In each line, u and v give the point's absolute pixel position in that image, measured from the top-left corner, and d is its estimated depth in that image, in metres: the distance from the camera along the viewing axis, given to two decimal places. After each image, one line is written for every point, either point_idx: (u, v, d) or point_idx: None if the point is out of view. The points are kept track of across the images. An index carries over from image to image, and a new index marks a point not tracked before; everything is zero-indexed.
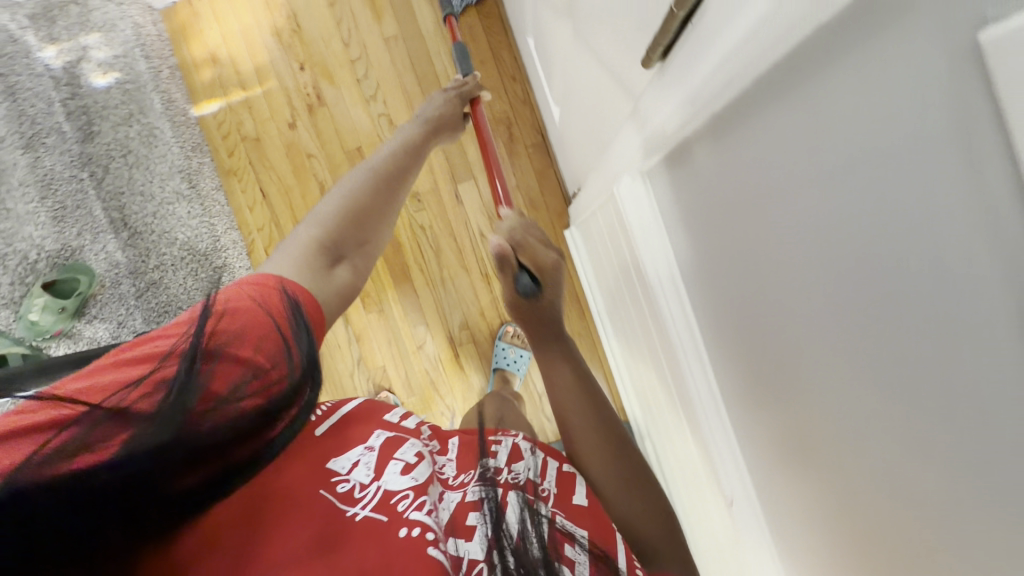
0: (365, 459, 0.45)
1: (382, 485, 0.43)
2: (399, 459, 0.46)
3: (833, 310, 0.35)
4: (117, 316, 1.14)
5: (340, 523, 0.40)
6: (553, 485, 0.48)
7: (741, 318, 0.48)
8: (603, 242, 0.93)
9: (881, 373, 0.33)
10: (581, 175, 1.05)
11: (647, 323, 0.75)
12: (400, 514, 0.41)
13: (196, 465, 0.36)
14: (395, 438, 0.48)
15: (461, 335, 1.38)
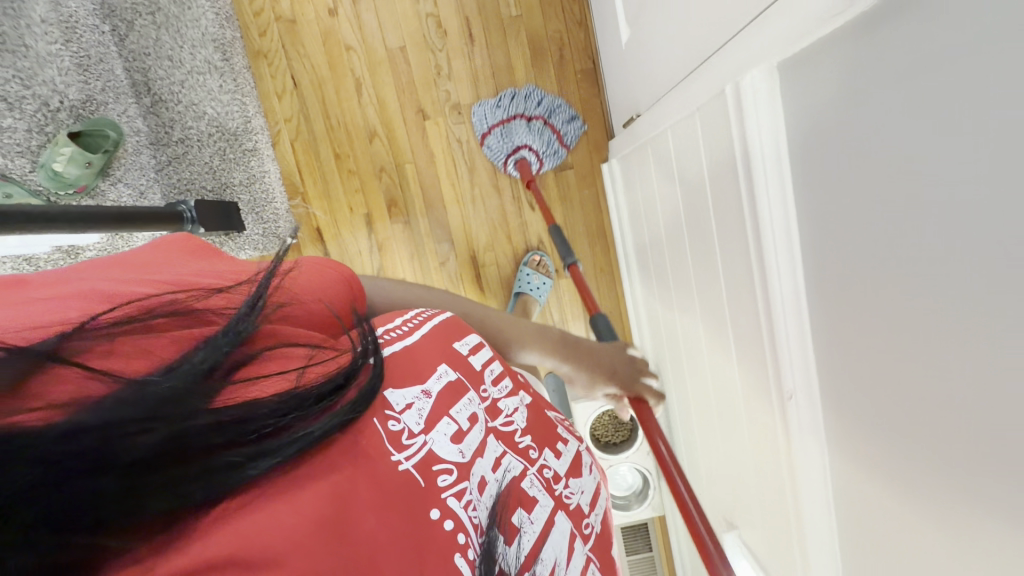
0: (418, 403, 0.47)
1: (429, 442, 0.45)
2: (452, 419, 0.48)
3: (926, 202, 0.38)
4: (139, 186, 1.08)
5: (380, 469, 0.40)
6: (576, 504, 0.55)
7: (831, 224, 0.51)
8: (664, 168, 0.93)
9: (961, 259, 0.36)
10: (641, 100, 1.04)
11: (712, 243, 0.77)
12: (439, 488, 0.43)
13: (250, 426, 0.33)
14: (450, 391, 0.51)
15: (484, 258, 1.39)
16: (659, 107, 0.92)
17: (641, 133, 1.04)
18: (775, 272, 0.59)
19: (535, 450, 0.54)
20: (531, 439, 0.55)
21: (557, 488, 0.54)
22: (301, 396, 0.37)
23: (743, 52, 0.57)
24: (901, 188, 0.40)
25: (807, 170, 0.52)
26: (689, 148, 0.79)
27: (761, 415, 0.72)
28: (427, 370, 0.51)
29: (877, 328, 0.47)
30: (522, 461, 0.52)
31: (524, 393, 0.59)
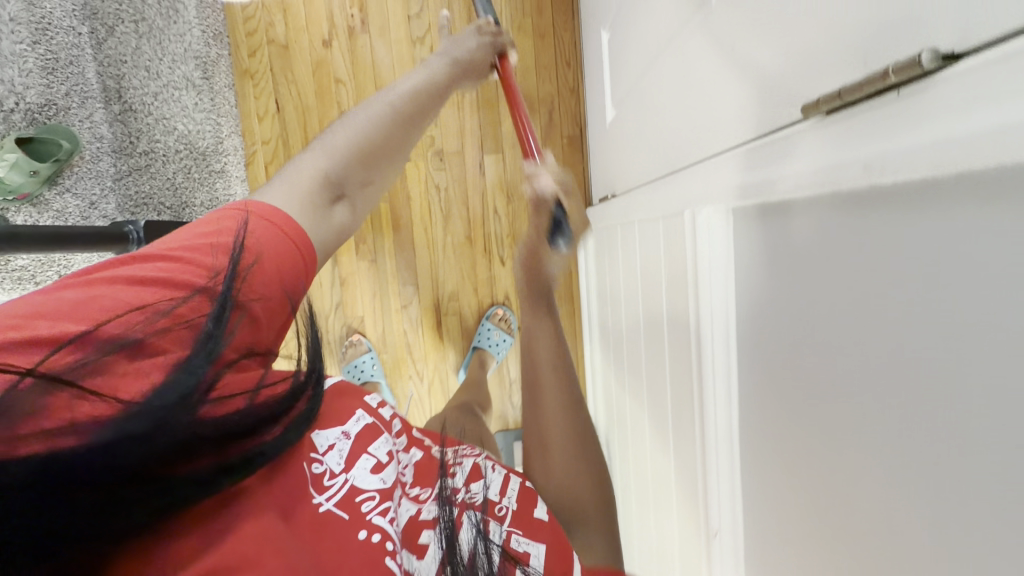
0: (338, 444, 0.45)
1: (350, 479, 0.43)
2: (372, 454, 0.46)
3: (860, 400, 0.37)
4: (91, 195, 1.01)
5: (303, 506, 0.39)
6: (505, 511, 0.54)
7: (768, 379, 0.49)
8: (630, 256, 0.92)
9: (891, 472, 0.34)
10: (619, 182, 1.04)
11: (663, 348, 0.76)
12: (364, 514, 0.42)
13: (216, 445, 0.33)
14: (372, 427, 0.49)
15: (448, 306, 1.36)
16: (631, 195, 0.92)
17: (614, 214, 1.04)
18: (711, 406, 0.57)
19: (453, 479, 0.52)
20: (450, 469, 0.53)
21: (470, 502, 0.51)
22: (264, 412, 0.37)
23: (705, 184, 0.56)
24: (837, 376, 0.39)
25: (752, 316, 0.51)
26: (651, 247, 0.78)
27: (687, 536, 0.70)
28: (346, 413, 0.49)
29: (802, 501, 0.45)
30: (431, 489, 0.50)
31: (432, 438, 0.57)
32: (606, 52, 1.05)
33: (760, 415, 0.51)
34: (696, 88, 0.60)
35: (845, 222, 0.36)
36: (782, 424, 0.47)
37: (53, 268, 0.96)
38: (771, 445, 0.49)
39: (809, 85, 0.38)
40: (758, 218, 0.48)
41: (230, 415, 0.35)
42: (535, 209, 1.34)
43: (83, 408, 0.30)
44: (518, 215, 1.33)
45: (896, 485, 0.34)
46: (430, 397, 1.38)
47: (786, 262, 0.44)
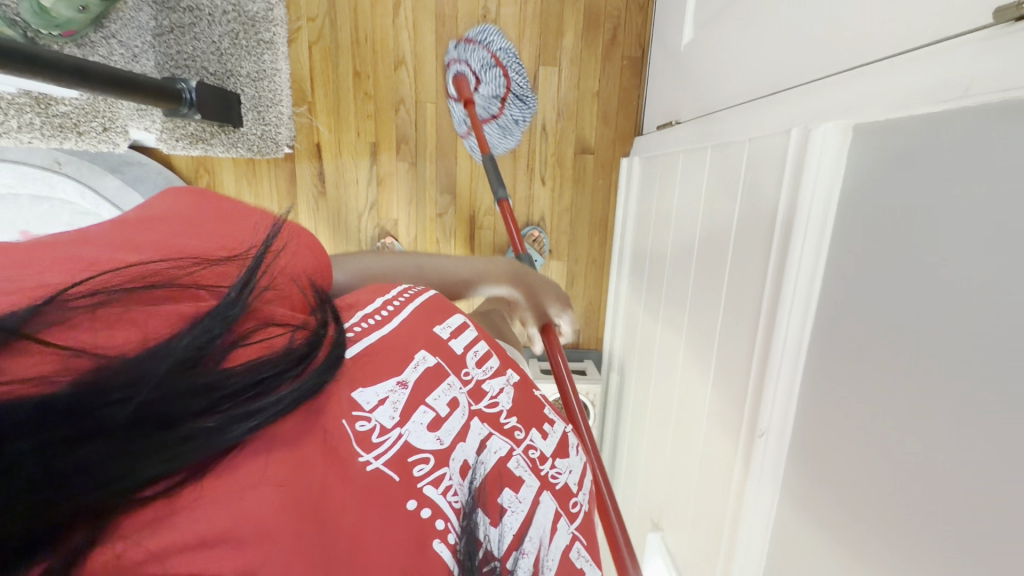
0: (393, 397, 0.41)
1: (404, 435, 0.39)
2: (429, 407, 0.42)
3: (977, 307, 0.40)
4: (133, 47, 0.97)
5: (351, 470, 0.35)
6: (563, 484, 0.49)
7: (858, 296, 0.53)
8: (693, 183, 0.93)
9: (993, 364, 0.38)
10: (685, 109, 1.03)
11: (721, 273, 0.79)
12: (416, 477, 0.37)
13: (228, 391, 0.29)
14: (429, 377, 0.44)
15: (483, 220, 1.35)
16: (702, 122, 0.91)
17: (675, 141, 1.03)
18: (784, 322, 0.61)
19: (523, 431, 0.49)
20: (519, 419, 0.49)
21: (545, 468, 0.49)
22: (282, 359, 0.33)
23: (823, 100, 0.56)
24: (952, 285, 0.42)
25: (851, 235, 0.54)
26: (725, 173, 0.79)
27: (721, 441, 0.76)
28: (402, 360, 0.44)
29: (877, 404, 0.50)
30: (508, 441, 0.46)
31: (512, 371, 0.53)
32: None
33: (843, 328, 0.54)
34: (821, 6, 0.59)
35: (1004, 136, 0.38)
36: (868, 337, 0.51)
37: (97, 117, 0.92)
38: (848, 353, 0.54)
39: None
40: (887, 135, 0.49)
41: (249, 360, 0.31)
42: (584, 132, 1.31)
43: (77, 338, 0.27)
44: (565, 135, 1.30)
45: (998, 375, 0.38)
46: None
47: (913, 180, 0.46)
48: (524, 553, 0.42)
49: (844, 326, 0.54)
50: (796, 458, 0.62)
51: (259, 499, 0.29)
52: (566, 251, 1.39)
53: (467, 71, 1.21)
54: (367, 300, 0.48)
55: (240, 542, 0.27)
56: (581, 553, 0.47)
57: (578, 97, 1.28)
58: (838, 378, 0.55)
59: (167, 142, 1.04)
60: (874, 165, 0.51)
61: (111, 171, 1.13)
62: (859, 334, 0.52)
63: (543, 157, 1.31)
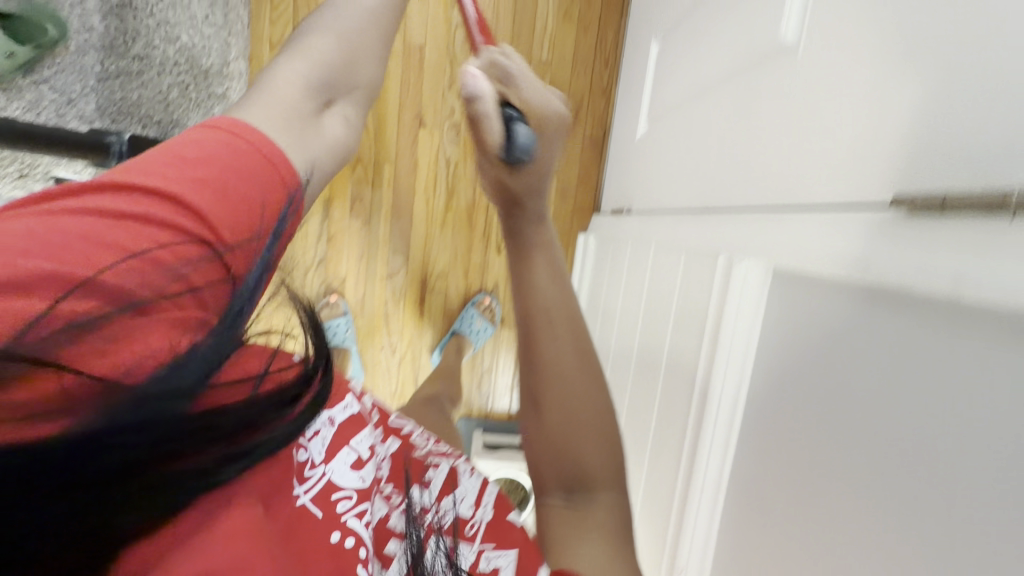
0: (323, 431, 0.39)
1: (326, 473, 0.38)
2: (354, 449, 0.40)
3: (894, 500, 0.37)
4: (69, 92, 0.94)
5: (267, 527, 0.33)
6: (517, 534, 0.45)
7: (775, 446, 0.50)
8: (636, 277, 0.92)
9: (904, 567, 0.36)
10: (636, 199, 1.03)
11: (654, 379, 0.76)
12: (339, 513, 0.37)
13: (217, 439, 0.31)
14: (358, 419, 0.43)
15: (436, 283, 1.32)
16: (648, 217, 0.91)
17: (625, 229, 1.02)
18: (706, 452, 0.59)
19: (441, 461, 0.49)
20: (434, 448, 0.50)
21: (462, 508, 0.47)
22: (267, 403, 0.35)
23: (749, 234, 0.55)
24: (868, 467, 0.39)
25: (771, 380, 0.52)
26: (663, 276, 0.78)
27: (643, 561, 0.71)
28: (331, 396, 0.42)
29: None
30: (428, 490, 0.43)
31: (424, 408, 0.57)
32: (653, 64, 1.02)
33: (761, 474, 0.52)
34: (753, 138, 0.59)
35: (919, 325, 0.36)
36: (782, 493, 0.48)
37: (14, 162, 0.85)
38: (763, 502, 0.51)
39: (908, 176, 0.38)
40: (807, 290, 0.48)
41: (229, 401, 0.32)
42: None
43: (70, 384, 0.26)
44: None
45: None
46: (399, 371, 1.35)
47: (829, 343, 0.44)
48: None
49: (761, 471, 0.52)
50: None
51: (220, 548, 0.29)
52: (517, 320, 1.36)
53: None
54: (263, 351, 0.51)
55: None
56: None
57: None
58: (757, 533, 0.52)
59: None
60: (795, 312, 0.49)
61: None
62: (774, 485, 0.50)
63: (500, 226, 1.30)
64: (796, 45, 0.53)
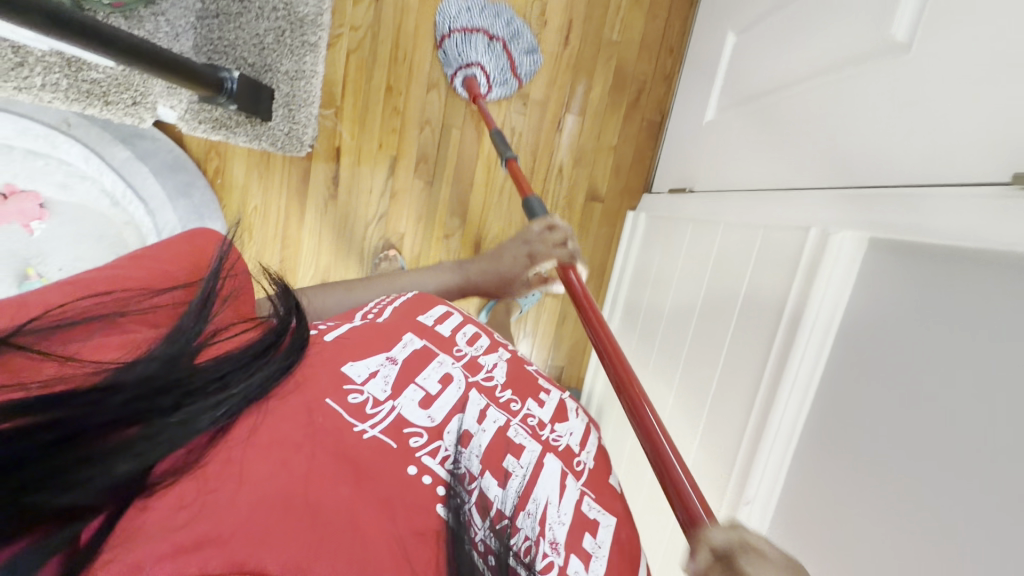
0: (382, 372, 0.56)
1: (396, 408, 0.54)
2: (419, 386, 0.57)
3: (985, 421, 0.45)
4: (176, 27, 0.96)
5: (348, 435, 0.49)
6: (564, 444, 0.60)
7: (860, 388, 0.58)
8: (699, 253, 0.99)
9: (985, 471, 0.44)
10: (698, 181, 1.10)
11: (719, 342, 0.84)
12: (411, 447, 0.51)
13: (199, 388, 0.41)
14: (417, 357, 0.60)
15: (489, 248, 1.37)
16: (716, 197, 0.98)
17: (686, 209, 1.10)
18: (782, 406, 0.65)
19: (517, 401, 0.61)
20: (513, 392, 0.62)
21: (544, 434, 0.60)
22: (249, 349, 0.46)
23: (846, 208, 0.63)
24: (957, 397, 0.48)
25: (857, 334, 0.60)
26: (735, 249, 0.85)
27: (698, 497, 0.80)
28: (392, 342, 0.60)
29: (872, 490, 0.54)
30: (505, 413, 0.59)
31: (501, 350, 0.69)
32: (727, 53, 1.08)
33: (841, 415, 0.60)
34: (848, 125, 0.67)
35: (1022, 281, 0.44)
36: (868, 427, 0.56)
37: (127, 91, 0.90)
38: (842, 438, 0.60)
39: (1023, 157, 0.45)
40: (899, 258, 0.57)
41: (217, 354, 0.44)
42: (597, 181, 1.37)
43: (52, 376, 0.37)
44: (579, 181, 1.36)
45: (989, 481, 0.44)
46: None
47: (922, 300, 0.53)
48: (530, 512, 0.52)
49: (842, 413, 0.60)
50: (776, 524, 0.67)
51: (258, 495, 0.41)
52: None
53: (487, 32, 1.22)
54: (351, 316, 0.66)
55: (221, 539, 0.38)
56: (591, 505, 0.55)
57: (597, 147, 1.35)
58: (836, 463, 0.60)
59: (188, 123, 1.04)
60: (892, 276, 0.57)
61: (122, 140, 1.09)
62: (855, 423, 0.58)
63: (556, 197, 1.36)
64: (907, 42, 0.60)
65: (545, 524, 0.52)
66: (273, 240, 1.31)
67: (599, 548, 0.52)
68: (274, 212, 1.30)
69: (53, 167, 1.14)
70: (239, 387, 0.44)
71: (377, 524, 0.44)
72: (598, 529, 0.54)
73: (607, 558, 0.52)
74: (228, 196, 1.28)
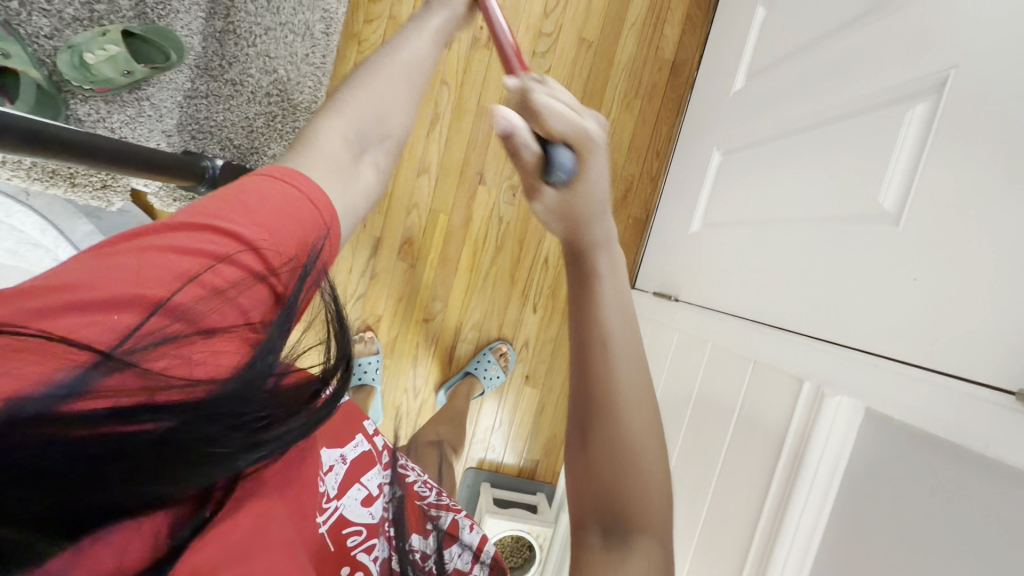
0: (336, 467, 0.56)
1: (340, 507, 0.53)
2: (362, 486, 0.56)
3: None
4: (160, 108, 0.94)
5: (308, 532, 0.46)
6: (463, 570, 0.57)
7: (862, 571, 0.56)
8: (686, 368, 0.98)
9: None
10: (683, 289, 1.11)
11: (705, 472, 0.81)
12: (348, 549, 0.51)
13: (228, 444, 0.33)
14: (363, 459, 0.60)
15: (468, 334, 1.34)
16: (701, 314, 0.99)
17: (671, 316, 1.10)
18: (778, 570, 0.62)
19: (419, 534, 0.56)
20: (423, 526, 0.57)
21: (452, 556, 0.56)
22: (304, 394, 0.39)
23: (838, 366, 0.63)
24: None
25: (858, 502, 0.59)
26: (723, 376, 0.84)
27: None
28: (344, 441, 0.60)
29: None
30: (418, 535, 0.56)
31: (420, 480, 0.66)
32: (712, 171, 1.12)
33: None
34: None
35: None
36: None
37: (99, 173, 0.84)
38: None
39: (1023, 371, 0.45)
40: (899, 438, 0.56)
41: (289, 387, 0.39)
42: None
43: (124, 388, 0.30)
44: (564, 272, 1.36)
45: None
46: (418, 415, 1.34)
47: (933, 491, 0.51)
48: None
49: None
50: None
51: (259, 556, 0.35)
52: (540, 377, 1.39)
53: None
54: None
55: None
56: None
57: None
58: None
59: (161, 199, 1.00)
60: (896, 454, 0.56)
61: (85, 214, 1.02)
62: None
63: (539, 285, 1.35)
64: (895, 215, 0.62)
65: None
66: None
67: None
68: None
69: None
70: (274, 435, 0.36)
71: None
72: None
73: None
74: None
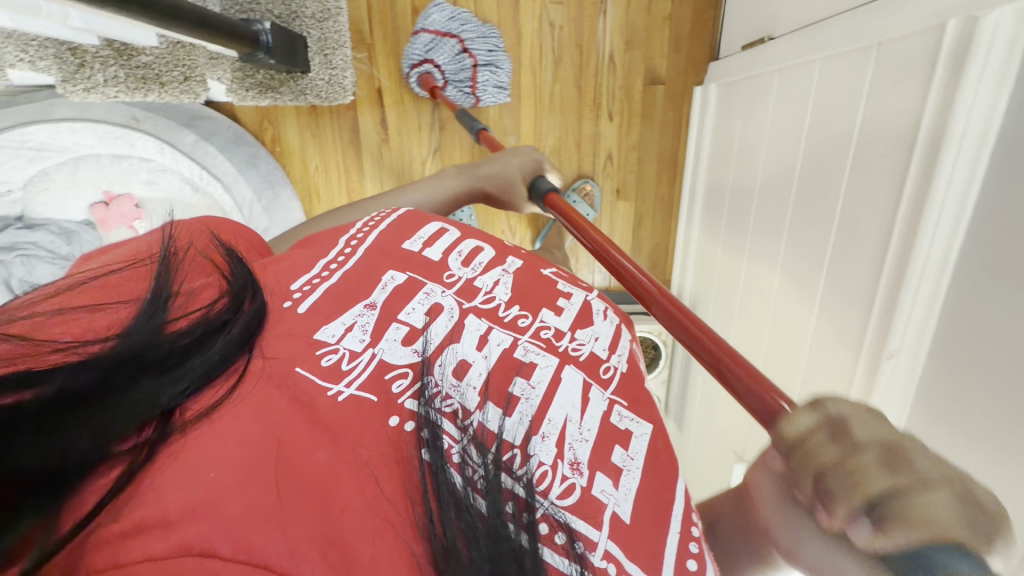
0: (359, 322, 0.46)
1: (377, 354, 0.43)
2: (402, 323, 0.46)
3: None
4: None
5: (322, 401, 0.39)
6: (588, 354, 0.47)
7: None
8: (791, 102, 0.87)
9: None
10: (776, 25, 0.95)
11: (831, 195, 0.75)
12: (393, 395, 0.40)
13: (152, 359, 0.35)
14: (401, 293, 0.49)
15: (548, 162, 1.31)
16: (797, 41, 0.85)
17: (763, 62, 0.96)
18: (928, 233, 0.57)
19: (528, 316, 0.49)
20: (520, 308, 0.49)
21: (562, 344, 0.47)
22: (212, 320, 0.39)
23: None
24: None
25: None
26: (837, 88, 0.74)
27: (818, 357, 0.76)
28: (370, 286, 0.49)
29: None
30: (513, 332, 0.47)
31: (510, 259, 0.55)
32: None
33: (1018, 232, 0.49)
34: None
35: None
36: None
37: (177, 67, 0.92)
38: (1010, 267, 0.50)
39: None
40: None
41: (182, 328, 0.37)
42: (655, 62, 1.23)
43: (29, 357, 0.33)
44: (634, 67, 1.23)
45: None
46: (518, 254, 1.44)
47: None
48: (547, 433, 0.41)
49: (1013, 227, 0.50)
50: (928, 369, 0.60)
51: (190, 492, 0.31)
52: (631, 189, 1.34)
53: (434, 68, 1.17)
54: (315, 262, 0.52)
55: (172, 523, 0.30)
56: (623, 415, 0.44)
57: (650, 21, 1.20)
58: (999, 286, 0.51)
59: (236, 94, 1.04)
60: None
61: (187, 125, 1.15)
62: None
63: (610, 88, 1.25)
64: None
65: (564, 444, 0.40)
66: (340, 196, 1.34)
67: (632, 458, 0.41)
68: (335, 171, 1.32)
69: (136, 167, 1.20)
70: (198, 360, 0.37)
71: (358, 493, 0.34)
72: (632, 440, 0.42)
73: (642, 470, 0.41)
74: (290, 162, 1.31)
